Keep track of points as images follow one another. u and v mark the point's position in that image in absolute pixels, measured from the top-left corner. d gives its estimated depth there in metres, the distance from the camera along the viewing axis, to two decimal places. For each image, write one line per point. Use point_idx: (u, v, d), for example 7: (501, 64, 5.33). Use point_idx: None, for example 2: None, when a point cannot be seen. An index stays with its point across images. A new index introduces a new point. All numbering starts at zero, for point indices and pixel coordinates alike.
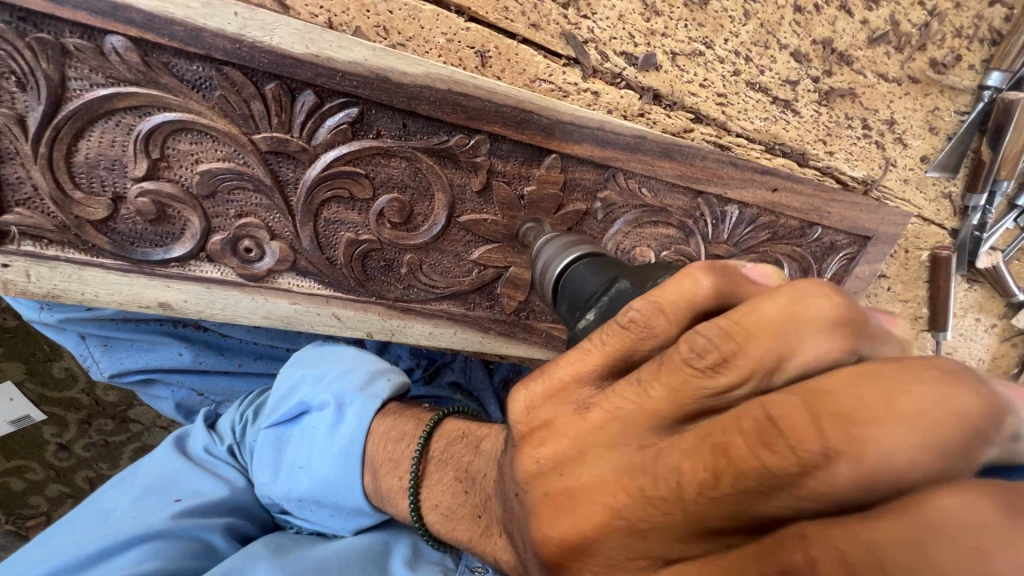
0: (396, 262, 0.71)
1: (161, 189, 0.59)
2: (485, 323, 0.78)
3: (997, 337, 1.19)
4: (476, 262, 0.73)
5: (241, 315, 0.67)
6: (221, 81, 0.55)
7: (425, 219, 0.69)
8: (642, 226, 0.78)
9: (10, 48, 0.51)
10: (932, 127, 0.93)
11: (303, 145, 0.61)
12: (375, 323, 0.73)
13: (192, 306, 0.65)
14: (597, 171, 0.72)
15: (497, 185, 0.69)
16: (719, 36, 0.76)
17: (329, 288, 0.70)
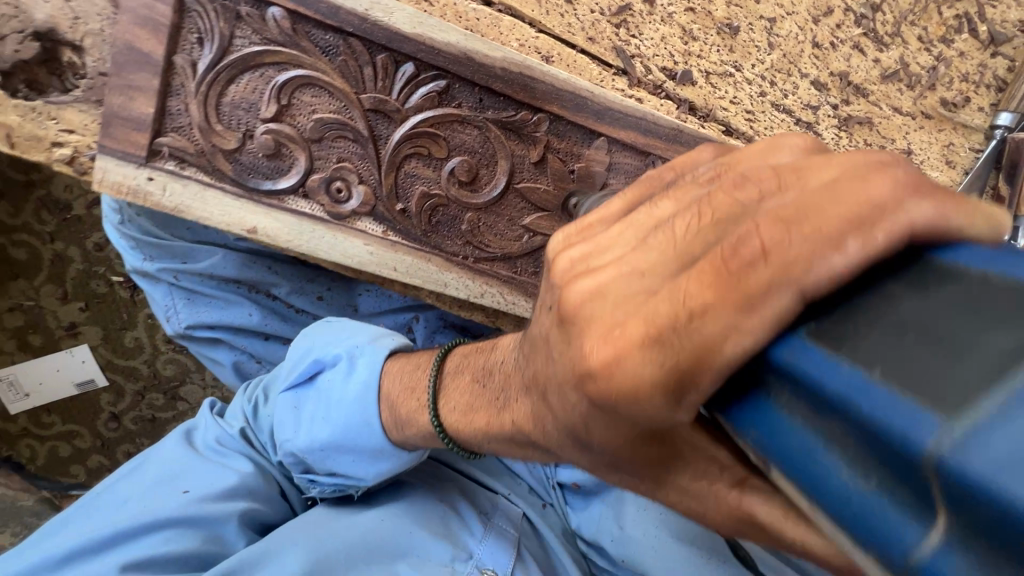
0: (458, 219, 0.81)
1: (282, 130, 0.73)
2: (529, 286, 0.86)
3: None
4: (527, 229, 0.83)
5: (322, 248, 0.78)
6: (345, 49, 0.71)
7: (487, 183, 0.80)
8: None
9: (201, 9, 0.67)
10: (950, 161, 1.01)
11: (397, 106, 0.74)
12: (433, 275, 0.82)
13: (283, 234, 0.76)
14: (638, 157, 0.83)
15: (552, 159, 0.80)
16: (747, 61, 0.90)
17: (399, 236, 0.80)
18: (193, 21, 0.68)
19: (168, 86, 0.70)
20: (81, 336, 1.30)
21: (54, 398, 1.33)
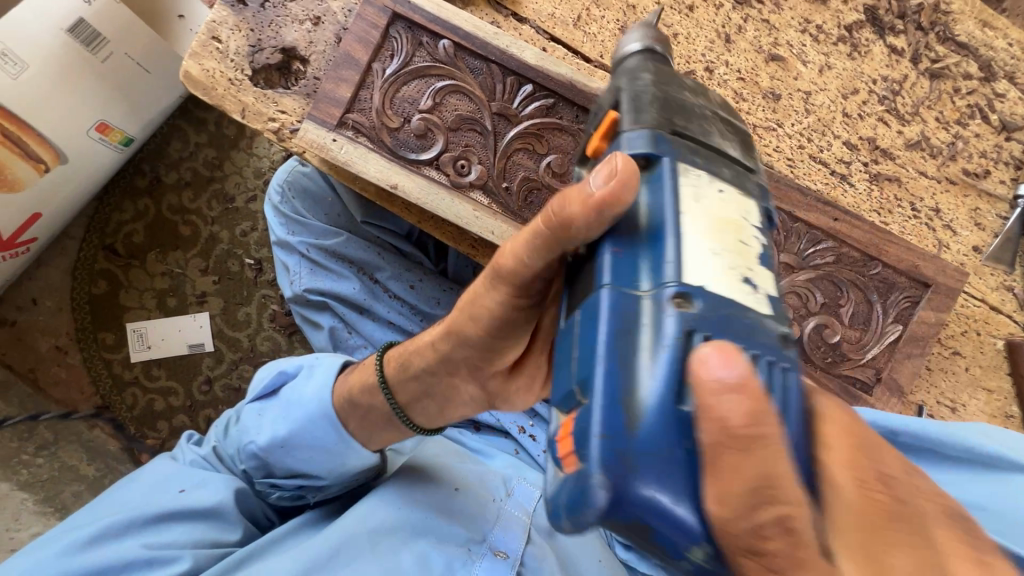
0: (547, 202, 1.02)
1: (431, 119, 1.01)
2: None
3: None
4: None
5: (441, 208, 1.00)
6: (487, 71, 1.01)
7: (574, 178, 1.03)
8: None
9: (398, 37, 1.00)
10: (977, 223, 1.15)
11: (516, 113, 1.02)
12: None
13: (415, 193, 1.00)
14: None
15: None
16: (787, 120, 1.13)
17: (500, 208, 1.02)
18: (390, 43, 1.00)
19: (363, 82, 1.00)
20: (206, 304, 1.55)
21: (168, 354, 1.55)
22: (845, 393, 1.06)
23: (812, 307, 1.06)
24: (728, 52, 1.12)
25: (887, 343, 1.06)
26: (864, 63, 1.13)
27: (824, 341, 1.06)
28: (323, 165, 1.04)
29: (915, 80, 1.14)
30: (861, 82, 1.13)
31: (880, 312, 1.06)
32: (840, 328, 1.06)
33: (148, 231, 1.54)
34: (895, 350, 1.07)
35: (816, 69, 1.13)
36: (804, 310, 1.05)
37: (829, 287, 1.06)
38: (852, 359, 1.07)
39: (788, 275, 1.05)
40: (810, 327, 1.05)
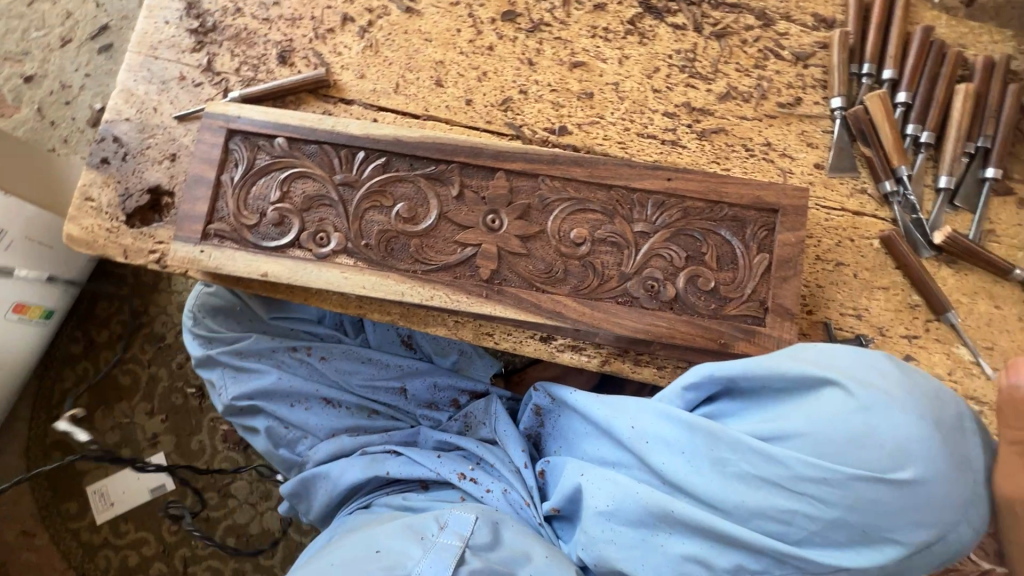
0: (407, 246, 1.11)
1: (283, 207, 1.12)
2: (468, 285, 1.10)
3: (1016, 319, 1.18)
4: (458, 243, 1.11)
5: (311, 280, 1.10)
6: (322, 152, 1.14)
7: (424, 217, 1.12)
8: (575, 215, 1.12)
9: (238, 149, 1.14)
10: (809, 143, 1.24)
11: (357, 178, 1.13)
12: (393, 287, 1.09)
13: (284, 274, 1.10)
14: (530, 179, 1.12)
15: (467, 192, 1.12)
16: (606, 111, 1.24)
17: (365, 264, 1.11)
18: (234, 155, 1.14)
19: (217, 194, 1.13)
20: (159, 445, 1.59)
21: (132, 505, 1.56)
22: (739, 331, 1.09)
23: (678, 263, 1.11)
24: (534, 73, 1.26)
25: (758, 273, 1.10)
26: (655, 45, 1.27)
27: (700, 291, 1.10)
28: (203, 276, 1.14)
29: (705, 44, 1.27)
30: (658, 61, 1.27)
31: (743, 248, 1.11)
32: (711, 274, 1.11)
33: (91, 393, 1.61)
34: (771, 277, 1.10)
35: (616, 62, 1.27)
36: (672, 267, 1.11)
37: (687, 241, 1.12)
38: (734, 299, 1.10)
39: (646, 241, 1.11)
40: (682, 281, 1.10)
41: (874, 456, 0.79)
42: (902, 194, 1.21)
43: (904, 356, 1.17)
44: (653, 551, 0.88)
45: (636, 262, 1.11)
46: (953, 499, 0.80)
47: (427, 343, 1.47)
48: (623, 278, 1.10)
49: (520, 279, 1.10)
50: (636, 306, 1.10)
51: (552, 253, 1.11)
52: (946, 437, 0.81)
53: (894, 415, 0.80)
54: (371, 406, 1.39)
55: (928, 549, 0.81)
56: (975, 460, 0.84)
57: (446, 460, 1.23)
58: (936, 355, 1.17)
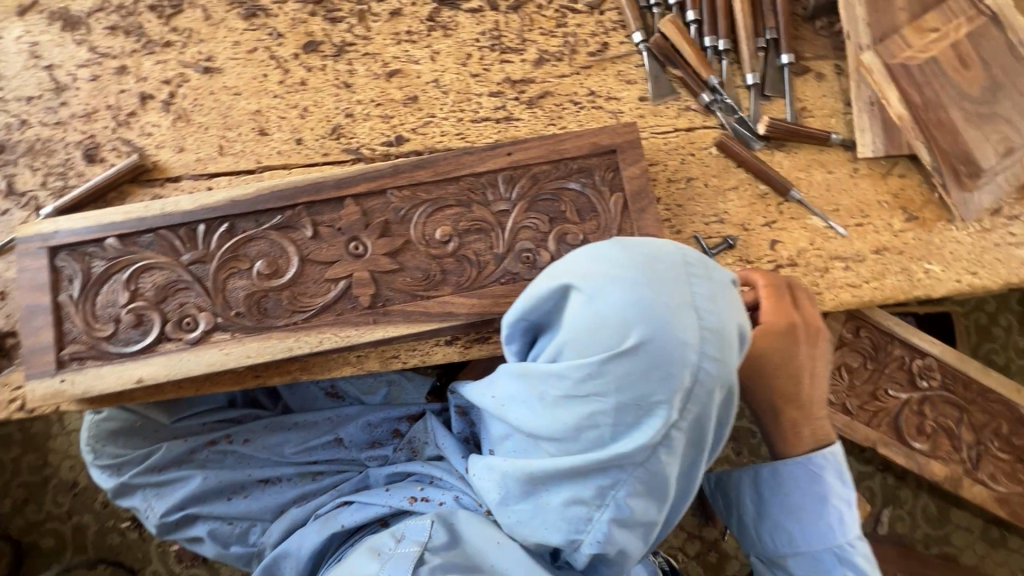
0: (279, 300, 1.09)
1: (137, 306, 1.07)
2: (353, 317, 1.09)
3: (848, 176, 1.31)
4: (330, 280, 1.10)
5: (191, 367, 1.06)
6: (159, 238, 1.08)
7: (287, 268, 1.10)
8: (435, 215, 1.13)
9: (67, 264, 1.07)
10: (628, 80, 1.31)
11: (205, 252, 1.09)
12: (279, 344, 1.08)
13: (160, 372, 1.05)
14: (379, 195, 1.12)
15: (322, 229, 1.11)
16: (436, 109, 1.26)
17: (243, 332, 1.08)
18: (65, 272, 1.06)
19: (59, 316, 1.05)
20: None
21: None
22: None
23: (544, 228, 1.15)
24: (354, 93, 1.26)
25: (618, 211, 1.15)
26: (460, 33, 1.30)
27: (573, 246, 1.15)
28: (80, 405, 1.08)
29: (506, 19, 1.31)
30: (468, 47, 1.30)
31: (597, 194, 1.16)
32: (577, 227, 1.15)
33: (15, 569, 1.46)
34: (630, 212, 1.16)
35: (429, 60, 1.29)
36: (540, 233, 1.14)
37: (546, 204, 1.16)
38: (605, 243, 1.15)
39: (508, 218, 1.14)
40: (553, 242, 1.14)
41: (604, 337, 0.68)
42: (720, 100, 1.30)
43: (771, 241, 1.27)
44: (540, 511, 0.76)
45: (505, 240, 1.14)
46: (694, 342, 0.67)
47: (352, 386, 1.48)
48: (497, 259, 1.12)
49: (402, 294, 1.11)
50: (519, 281, 1.13)
51: (425, 259, 1.12)
52: (673, 275, 0.70)
53: (612, 290, 0.69)
54: (312, 469, 1.37)
55: (703, 396, 0.69)
56: (720, 293, 0.71)
57: (395, 491, 1.22)
58: (796, 231, 1.28)
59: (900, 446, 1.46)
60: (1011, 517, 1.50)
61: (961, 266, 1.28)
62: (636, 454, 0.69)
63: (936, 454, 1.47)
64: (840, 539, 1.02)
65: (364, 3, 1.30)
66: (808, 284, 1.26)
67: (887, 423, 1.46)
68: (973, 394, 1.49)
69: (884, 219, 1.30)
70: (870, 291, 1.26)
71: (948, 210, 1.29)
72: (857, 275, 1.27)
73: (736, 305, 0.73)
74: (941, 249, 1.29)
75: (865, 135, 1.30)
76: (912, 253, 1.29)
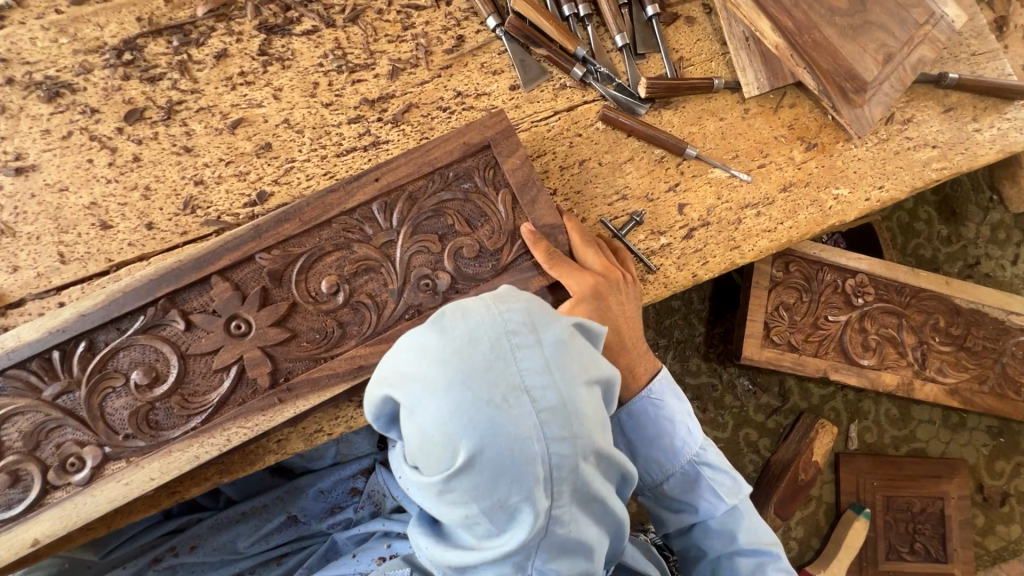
0: (170, 408, 0.98)
1: (8, 461, 0.95)
2: (258, 404, 0.99)
3: (740, 118, 1.26)
4: (219, 369, 0.99)
5: (91, 511, 0.94)
6: (10, 380, 0.95)
7: (168, 370, 0.99)
8: (315, 266, 1.03)
9: None
10: (494, 71, 1.21)
11: (70, 380, 0.96)
12: (182, 457, 0.97)
13: (57, 526, 0.94)
14: (248, 262, 1.01)
15: (194, 317, 0.99)
16: (294, 152, 1.14)
17: (138, 455, 0.97)
18: None
19: None
20: None
21: None
22: (525, 267, 1.06)
23: (436, 248, 1.06)
24: (198, 156, 1.12)
25: (510, 209, 1.07)
26: (300, 62, 1.16)
27: (472, 258, 1.06)
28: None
29: (346, 33, 1.18)
30: (312, 75, 1.17)
31: (484, 198, 1.07)
32: (471, 238, 1.06)
33: None
34: (521, 207, 1.07)
35: (273, 100, 1.15)
36: (434, 255, 1.05)
37: (433, 222, 1.06)
38: (506, 247, 1.06)
39: (395, 248, 1.05)
40: (449, 260, 1.05)
41: (435, 458, 0.61)
42: (595, 71, 1.22)
43: (678, 207, 1.22)
44: None
45: (397, 272, 1.04)
46: (534, 430, 0.60)
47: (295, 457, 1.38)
48: (395, 297, 1.03)
49: (302, 361, 1.01)
50: (425, 312, 1.04)
51: (317, 318, 1.02)
52: (492, 359, 0.61)
53: (429, 399, 0.61)
54: (275, 556, 1.30)
55: (567, 475, 0.63)
56: (552, 357, 0.63)
57: (362, 555, 1.17)
58: (701, 189, 1.23)
59: (850, 368, 1.47)
60: (963, 404, 1.55)
61: (866, 183, 1.27)
62: (523, 548, 0.64)
63: (885, 366, 1.49)
64: (693, 448, 1.03)
65: (182, 52, 1.14)
66: (724, 240, 1.22)
67: (834, 349, 1.47)
68: (908, 298, 1.50)
69: (785, 154, 1.26)
70: (786, 232, 1.23)
71: (843, 130, 1.26)
72: (770, 219, 1.23)
73: (576, 356, 0.65)
74: (844, 171, 1.26)
75: (747, 73, 1.24)
76: (818, 182, 1.26)
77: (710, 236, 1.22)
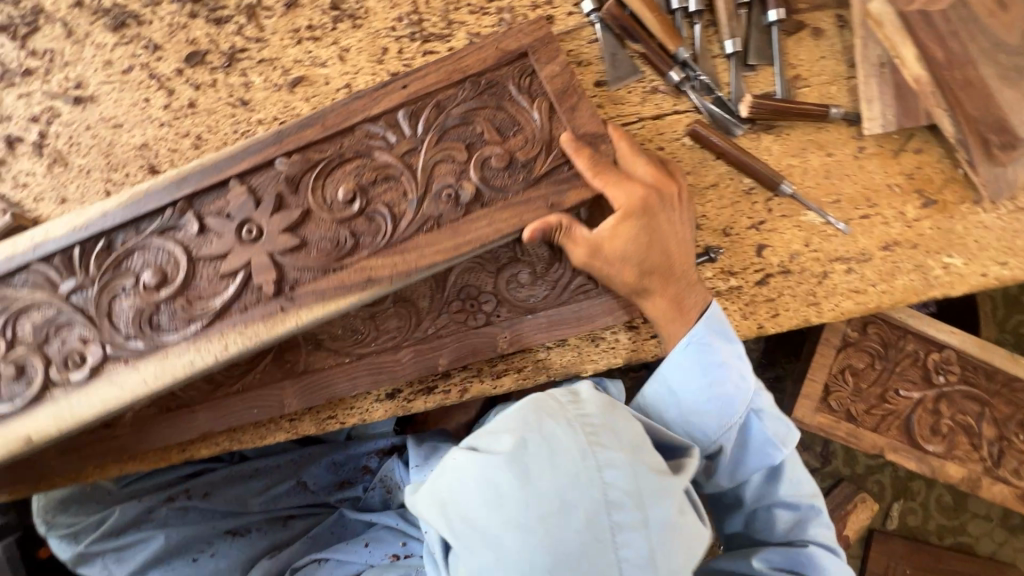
0: (172, 311, 0.92)
1: (17, 353, 0.93)
2: (261, 313, 0.92)
3: (852, 157, 1.09)
4: (224, 275, 0.92)
5: (87, 409, 0.91)
6: (31, 274, 0.93)
7: (174, 272, 0.93)
8: (333, 171, 0.94)
9: None
10: (580, 62, 1.08)
11: (84, 276, 0.93)
12: (179, 359, 0.91)
13: (56, 422, 0.91)
14: (266, 167, 0.94)
15: (206, 220, 0.93)
16: None
17: (138, 359, 0.92)
18: None
19: None
20: None
21: None
22: (559, 185, 0.92)
23: (464, 158, 0.93)
24: (253, 112, 1.06)
25: (547, 118, 0.92)
26: (372, 22, 1.07)
27: (502, 171, 0.92)
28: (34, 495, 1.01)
29: None
30: (382, 39, 1.07)
31: (517, 106, 0.93)
32: (504, 150, 0.93)
33: None
34: (559, 114, 0.92)
35: (337, 62, 1.07)
36: (460, 167, 0.93)
37: (463, 133, 0.93)
38: (546, 164, 0.92)
39: (416, 156, 0.93)
40: (474, 171, 0.92)
41: None
42: (694, 78, 1.07)
43: (757, 247, 1.08)
44: None
45: (421, 181, 0.92)
46: None
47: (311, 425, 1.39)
48: (413, 205, 0.92)
49: (310, 270, 0.92)
50: (445, 224, 0.93)
51: (330, 226, 0.93)
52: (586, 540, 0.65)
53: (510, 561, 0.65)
54: (281, 516, 1.31)
55: None
56: (646, 547, 0.66)
57: (376, 547, 1.14)
58: (788, 231, 1.08)
59: (912, 450, 1.32)
60: None
61: (988, 256, 1.08)
62: None
63: (953, 455, 1.33)
64: (747, 395, 0.94)
65: None
66: (802, 293, 1.08)
67: (897, 426, 1.31)
68: (998, 386, 1.32)
69: (896, 206, 1.08)
70: (877, 296, 1.08)
71: (975, 190, 1.07)
72: (861, 279, 1.08)
73: (675, 544, 0.67)
74: (964, 238, 1.08)
75: (873, 106, 1.05)
76: (929, 246, 1.08)
77: (788, 286, 1.08)
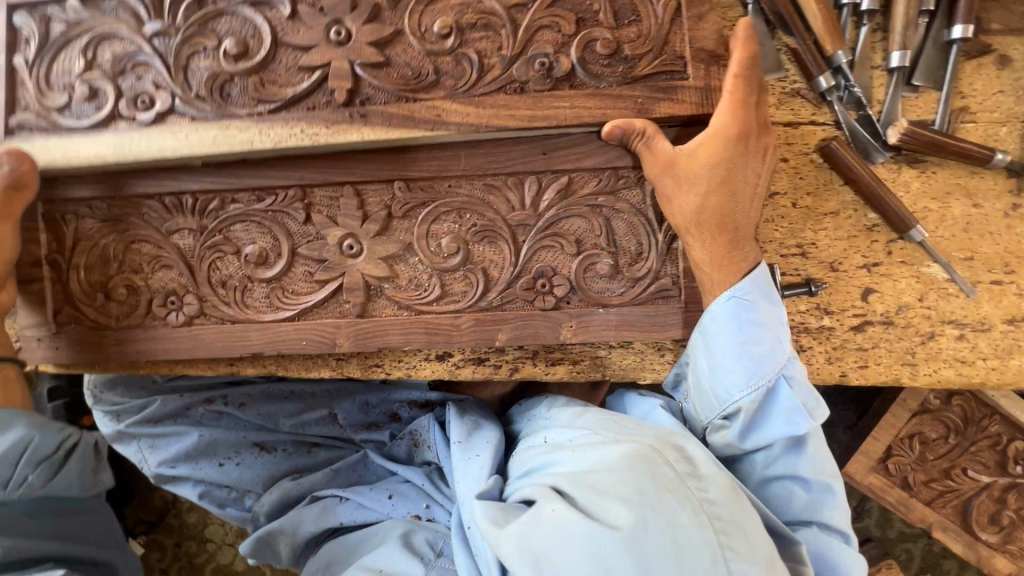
0: (243, 87, 0.93)
1: (92, 74, 0.95)
2: (324, 118, 0.92)
3: (1002, 214, 0.95)
4: (303, 69, 0.92)
5: (144, 153, 0.93)
6: (122, 4, 0.94)
7: (256, 48, 0.93)
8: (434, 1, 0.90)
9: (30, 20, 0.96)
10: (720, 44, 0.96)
11: (170, 22, 0.93)
12: (240, 137, 0.92)
13: (113, 151, 0.94)
14: None
15: (300, 8, 0.92)
16: None
17: (200, 116, 0.94)
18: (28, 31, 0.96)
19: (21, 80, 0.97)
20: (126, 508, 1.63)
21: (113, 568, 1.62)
22: (658, 91, 0.89)
23: (569, 30, 0.90)
24: None
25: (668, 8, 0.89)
26: None
27: (602, 58, 0.89)
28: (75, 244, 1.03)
29: None
30: None
31: None
32: (613, 36, 0.89)
33: None
34: (682, 19, 0.89)
35: None
36: (563, 37, 0.90)
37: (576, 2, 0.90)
38: (647, 58, 0.90)
39: (524, 13, 0.89)
40: (575, 48, 0.89)
41: None
42: (844, 88, 0.94)
43: (863, 290, 0.98)
44: None
45: (517, 41, 0.90)
46: None
47: None
48: (505, 62, 0.90)
49: (385, 92, 0.92)
50: (527, 92, 0.90)
51: (418, 55, 0.91)
52: None
53: None
54: (308, 442, 1.35)
55: None
56: None
57: (398, 501, 1.21)
58: (903, 279, 0.97)
59: (961, 533, 1.23)
60: None
61: None
62: None
63: (1007, 549, 1.22)
64: (779, 358, 0.84)
65: None
66: (901, 349, 0.98)
67: (953, 506, 1.22)
68: None
69: None
70: (984, 371, 0.97)
71: None
72: (972, 349, 0.97)
73: None
74: None
75: None
76: None
77: (886, 339, 0.98)
